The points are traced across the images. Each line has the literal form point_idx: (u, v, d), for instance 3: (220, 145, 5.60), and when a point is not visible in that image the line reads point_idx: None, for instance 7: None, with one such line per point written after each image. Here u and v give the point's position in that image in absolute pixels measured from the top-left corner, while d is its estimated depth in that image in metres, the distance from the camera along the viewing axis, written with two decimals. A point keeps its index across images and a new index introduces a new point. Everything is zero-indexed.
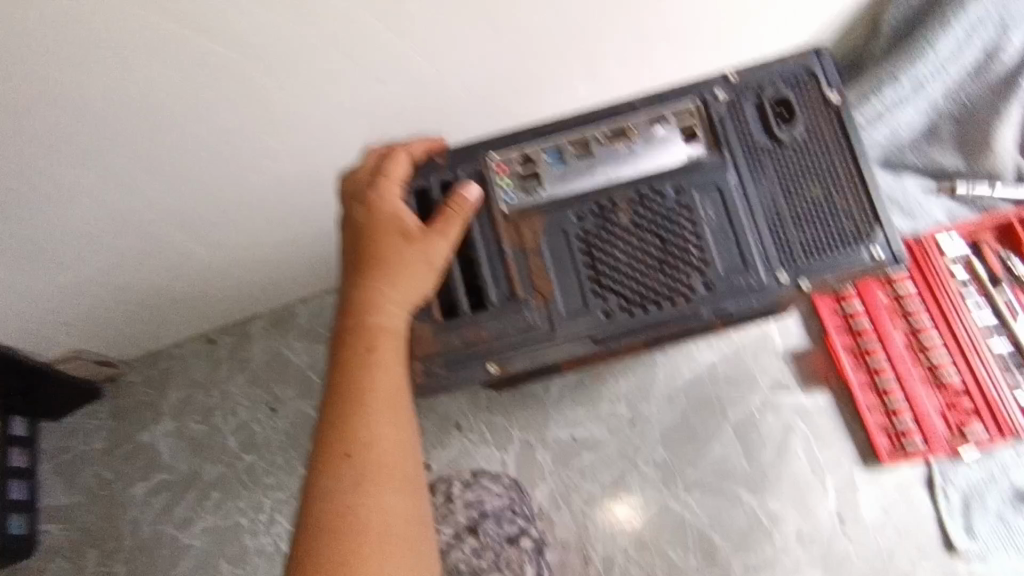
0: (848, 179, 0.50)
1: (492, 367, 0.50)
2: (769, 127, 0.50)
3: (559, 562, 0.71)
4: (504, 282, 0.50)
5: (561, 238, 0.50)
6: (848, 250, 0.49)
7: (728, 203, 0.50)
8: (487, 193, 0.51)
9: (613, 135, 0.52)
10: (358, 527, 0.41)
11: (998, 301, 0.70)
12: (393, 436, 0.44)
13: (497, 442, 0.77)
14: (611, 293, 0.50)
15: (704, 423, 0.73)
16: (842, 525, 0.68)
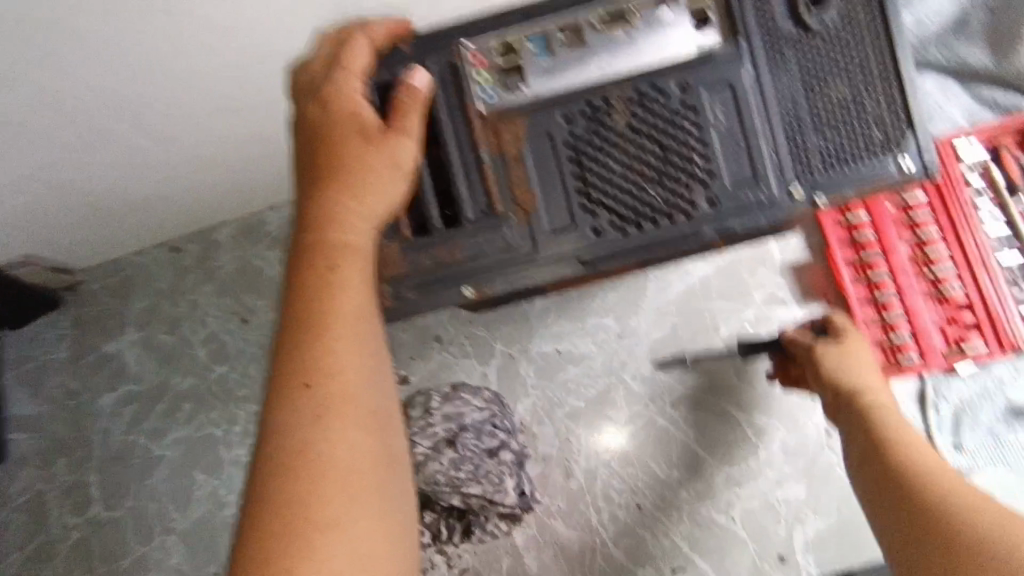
0: (881, 76, 0.43)
1: (468, 293, 0.45)
2: (795, 11, 0.42)
3: (540, 474, 0.70)
4: (483, 196, 0.44)
5: (548, 144, 0.43)
6: (873, 160, 0.43)
7: (742, 104, 0.42)
8: (462, 93, 0.43)
9: (610, 20, 0.43)
10: (320, 466, 0.36)
11: (1011, 210, 0.65)
12: (360, 365, 0.39)
13: (478, 355, 0.74)
14: (603, 208, 0.44)
15: (694, 338, 0.71)
16: (829, 439, 0.66)
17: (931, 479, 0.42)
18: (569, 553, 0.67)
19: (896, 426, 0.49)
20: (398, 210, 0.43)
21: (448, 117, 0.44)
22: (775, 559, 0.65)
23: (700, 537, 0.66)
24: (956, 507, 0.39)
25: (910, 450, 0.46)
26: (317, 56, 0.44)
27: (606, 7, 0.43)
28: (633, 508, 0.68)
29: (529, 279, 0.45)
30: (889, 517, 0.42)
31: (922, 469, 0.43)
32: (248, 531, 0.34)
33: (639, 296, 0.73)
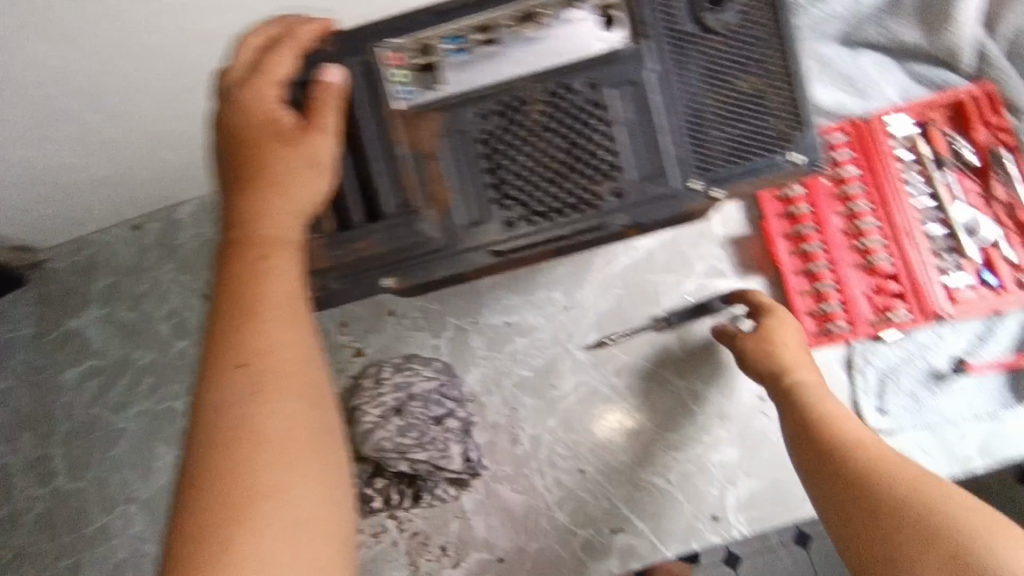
0: (776, 75, 0.44)
1: (389, 283, 0.45)
2: (697, 11, 0.43)
3: (488, 441, 0.72)
4: (401, 190, 0.44)
5: (461, 142, 0.44)
6: (765, 153, 0.44)
7: (647, 101, 0.43)
8: (379, 94, 0.44)
9: (520, 19, 0.43)
10: (257, 440, 0.36)
11: (936, 184, 0.68)
12: (294, 340, 0.39)
13: (431, 328, 0.76)
14: (513, 201, 0.44)
15: (637, 308, 0.73)
16: (762, 403, 0.69)
17: (889, 468, 0.45)
18: (515, 516, 0.70)
19: (841, 417, 0.52)
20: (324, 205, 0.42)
21: (363, 120, 0.44)
22: (708, 518, 0.68)
23: (639, 499, 0.69)
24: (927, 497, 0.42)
25: (860, 442, 0.49)
26: (238, 59, 0.43)
27: (516, 9, 0.43)
28: (576, 472, 0.71)
29: (446, 271, 0.45)
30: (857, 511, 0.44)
31: (882, 459, 0.46)
32: (186, 506, 0.35)
33: (585, 270, 0.75)
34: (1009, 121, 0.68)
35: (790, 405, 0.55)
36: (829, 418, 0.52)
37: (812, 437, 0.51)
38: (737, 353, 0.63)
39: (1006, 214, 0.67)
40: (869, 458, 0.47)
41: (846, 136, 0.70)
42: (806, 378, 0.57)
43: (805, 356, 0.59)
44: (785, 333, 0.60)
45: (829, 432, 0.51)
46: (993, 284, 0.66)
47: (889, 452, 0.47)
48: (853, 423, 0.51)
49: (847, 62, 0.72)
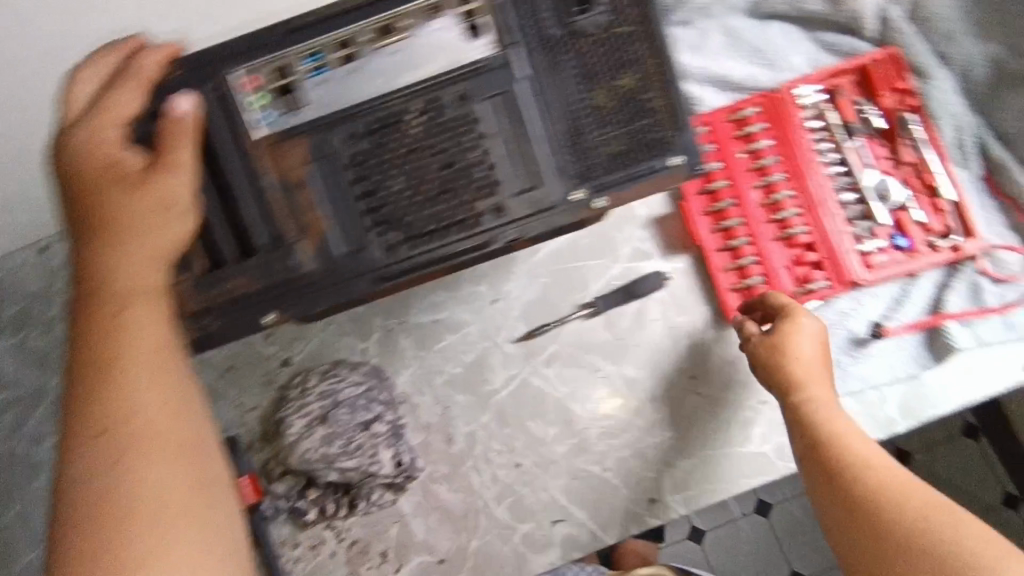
0: (649, 77, 0.44)
1: (270, 318, 0.44)
2: (562, 16, 0.44)
3: (423, 442, 0.71)
4: (271, 222, 0.44)
5: (332, 168, 0.44)
6: (641, 156, 0.45)
7: (518, 111, 0.44)
8: (236, 120, 0.44)
9: (377, 33, 0.44)
10: (124, 510, 0.37)
11: (845, 151, 0.68)
12: (161, 401, 0.40)
13: (359, 331, 0.74)
14: (394, 224, 0.44)
15: (565, 297, 0.72)
16: (692, 383, 0.69)
17: (910, 503, 0.45)
18: (453, 515, 0.69)
19: (854, 440, 0.51)
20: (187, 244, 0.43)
21: (224, 149, 0.43)
22: (646, 502, 0.68)
23: (577, 489, 0.68)
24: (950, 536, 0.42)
25: (879, 472, 0.48)
26: (75, 100, 0.43)
27: (371, 25, 0.43)
28: (513, 466, 0.70)
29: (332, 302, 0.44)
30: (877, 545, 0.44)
31: (903, 493, 0.46)
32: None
33: (511, 261, 0.73)
34: (911, 85, 0.69)
35: (799, 423, 0.54)
36: (843, 442, 0.51)
37: (826, 461, 0.51)
38: (749, 356, 0.61)
39: (913, 177, 0.68)
40: (888, 490, 0.46)
41: (757, 109, 0.69)
42: (817, 393, 0.55)
43: (817, 366, 0.58)
44: (801, 343, 0.58)
45: (844, 459, 0.50)
46: (904, 247, 0.67)
47: (908, 482, 0.47)
48: (867, 446, 0.51)
49: (756, 35, 0.72)
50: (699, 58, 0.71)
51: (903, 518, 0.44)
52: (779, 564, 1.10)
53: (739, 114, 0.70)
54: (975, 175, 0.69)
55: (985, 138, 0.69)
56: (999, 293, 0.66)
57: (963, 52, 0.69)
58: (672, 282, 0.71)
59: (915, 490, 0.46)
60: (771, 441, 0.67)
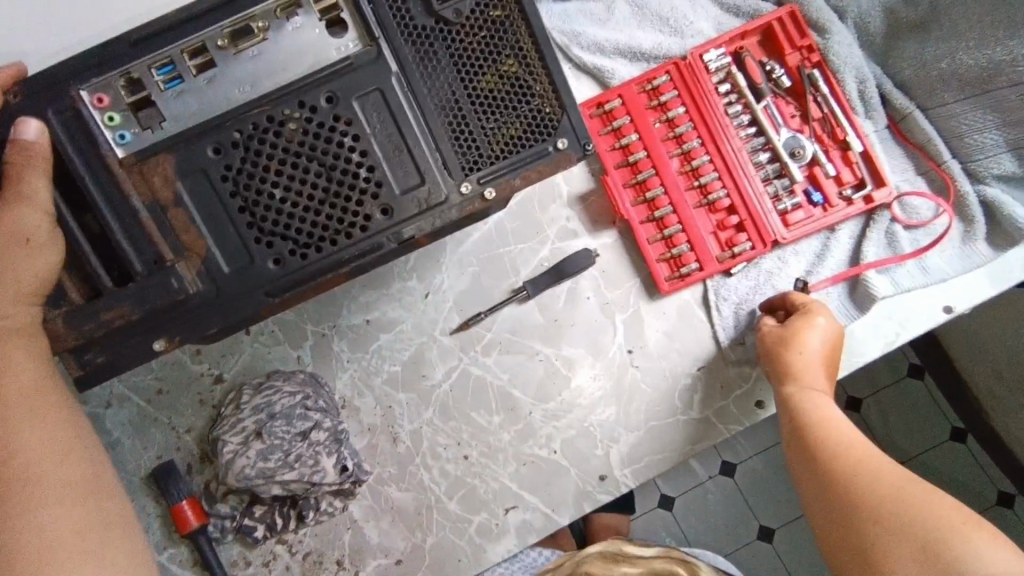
0: (531, 58, 0.40)
1: (160, 346, 0.38)
2: (428, 2, 0.38)
3: (368, 445, 0.70)
4: (147, 246, 0.37)
5: (203, 181, 0.37)
6: (529, 143, 0.41)
7: (395, 109, 0.38)
8: (88, 143, 0.37)
9: (235, 35, 0.37)
10: (6, 550, 0.38)
11: (756, 112, 0.69)
12: (43, 441, 0.40)
13: (290, 340, 0.72)
14: (276, 236, 0.38)
15: (496, 283, 0.71)
16: (630, 357, 0.69)
17: (883, 474, 0.53)
18: (406, 514, 0.68)
19: (838, 424, 0.58)
20: (56, 278, 0.38)
21: (86, 168, 0.37)
22: (596, 479, 0.68)
23: (527, 474, 0.68)
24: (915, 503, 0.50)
25: (859, 451, 0.56)
26: None
27: (228, 24, 0.37)
28: (461, 459, 0.69)
29: (220, 327, 0.39)
30: (845, 508, 0.53)
31: (878, 468, 0.54)
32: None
33: (438, 253, 0.72)
34: (814, 41, 0.69)
35: (790, 411, 0.60)
36: (830, 426, 0.58)
37: (808, 441, 0.58)
38: (761, 334, 0.64)
39: (824, 131, 0.70)
40: (864, 464, 0.54)
41: (668, 77, 0.69)
42: (810, 389, 0.60)
43: (822, 365, 0.61)
44: (808, 341, 0.61)
45: (828, 440, 0.57)
46: (820, 202, 0.69)
47: (883, 459, 0.55)
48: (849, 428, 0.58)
49: (658, 2, 0.71)
50: (604, 31, 0.71)
51: (873, 487, 0.52)
52: (747, 520, 1.11)
53: (651, 84, 0.69)
54: (880, 125, 0.71)
55: (885, 87, 0.71)
56: (912, 238, 0.68)
57: (856, 5, 0.70)
58: (600, 258, 0.70)
59: (891, 467, 0.54)
60: (712, 406, 0.68)
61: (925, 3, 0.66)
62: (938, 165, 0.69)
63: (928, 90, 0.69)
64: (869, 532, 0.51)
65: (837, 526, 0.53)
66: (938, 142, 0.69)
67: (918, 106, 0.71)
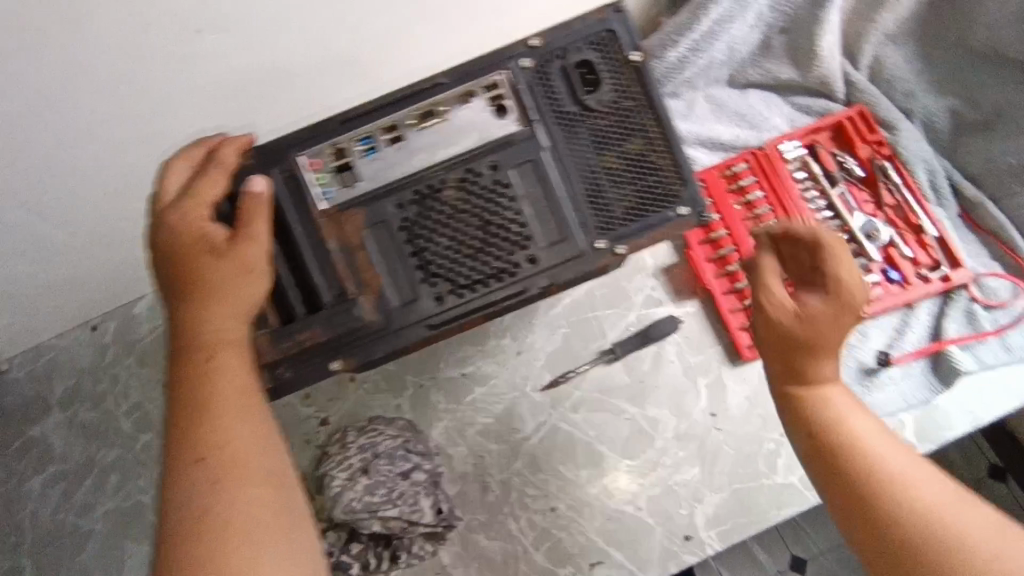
0: (657, 139, 0.47)
1: (337, 365, 0.46)
2: (575, 93, 0.46)
3: (459, 492, 0.74)
4: (335, 281, 0.45)
5: (384, 231, 0.45)
6: (655, 207, 0.47)
7: (545, 177, 0.46)
8: (301, 198, 0.45)
9: (421, 118, 0.46)
10: (222, 524, 0.40)
11: (832, 197, 0.75)
12: (250, 431, 0.43)
13: (391, 389, 0.79)
14: (437, 277, 0.46)
15: (585, 344, 0.78)
16: (713, 419, 0.72)
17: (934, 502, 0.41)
18: (493, 564, 0.71)
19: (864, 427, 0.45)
20: (261, 305, 0.44)
21: (296, 217, 0.45)
22: (681, 538, 0.69)
23: (612, 530, 0.70)
24: (977, 562, 0.38)
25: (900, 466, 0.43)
26: (167, 184, 0.45)
27: (417, 108, 0.46)
28: (548, 511, 0.72)
29: (385, 353, 0.46)
30: (882, 550, 0.41)
31: (922, 496, 0.41)
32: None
33: (531, 316, 0.79)
34: (883, 137, 0.76)
35: (806, 417, 0.47)
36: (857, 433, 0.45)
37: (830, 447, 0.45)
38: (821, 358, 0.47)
39: (897, 217, 0.75)
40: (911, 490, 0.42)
41: (747, 165, 0.78)
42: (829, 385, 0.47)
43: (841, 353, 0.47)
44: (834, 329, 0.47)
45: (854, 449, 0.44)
46: (898, 280, 0.72)
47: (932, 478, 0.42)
48: (885, 441, 0.44)
49: (736, 101, 0.81)
50: (687, 124, 0.80)
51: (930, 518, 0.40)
52: None
53: (731, 170, 0.78)
54: (954, 214, 0.76)
55: (955, 179, 0.76)
56: (992, 318, 0.71)
57: (924, 106, 0.77)
58: (683, 325, 0.76)
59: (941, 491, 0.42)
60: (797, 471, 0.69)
61: (987, 104, 0.74)
62: (1014, 252, 0.73)
63: (998, 182, 0.74)
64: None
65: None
66: (1011, 230, 0.73)
67: (989, 196, 0.75)
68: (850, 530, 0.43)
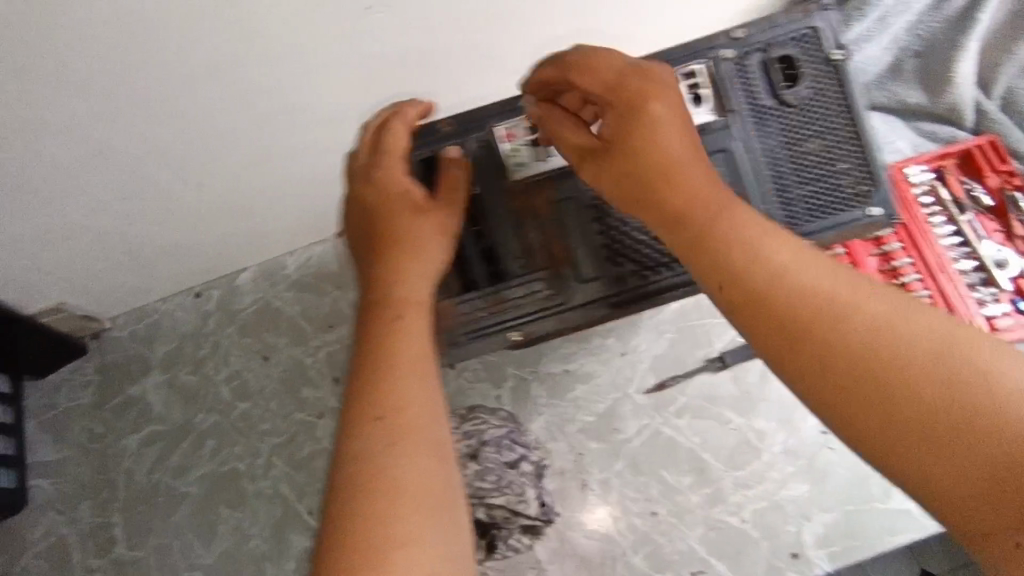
0: (852, 140, 0.45)
1: (514, 337, 0.47)
2: (774, 88, 0.45)
3: (559, 487, 0.73)
4: (522, 253, 0.46)
5: (574, 208, 0.46)
6: (845, 209, 0.45)
7: (738, 168, 0.45)
8: (496, 168, 0.47)
9: None
10: (392, 488, 0.38)
11: (960, 224, 0.74)
12: (424, 397, 0.41)
13: (492, 378, 0.78)
14: (622, 257, 0.46)
15: (690, 351, 0.77)
16: (825, 437, 0.71)
17: (892, 348, 0.30)
18: (590, 563, 0.70)
19: (776, 264, 0.34)
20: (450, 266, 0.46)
21: (487, 189, 0.47)
22: (788, 555, 0.68)
23: (715, 539, 0.69)
24: (951, 390, 0.29)
25: (829, 305, 0.32)
26: (366, 143, 0.47)
27: None
28: (649, 514, 0.71)
29: (563, 328, 0.46)
30: (858, 420, 0.30)
31: (866, 327, 0.31)
32: (323, 549, 0.37)
33: (637, 319, 0.79)
34: (1016, 168, 0.75)
35: (716, 268, 0.36)
36: (775, 274, 0.34)
37: (757, 305, 0.34)
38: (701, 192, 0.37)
39: None
40: (861, 337, 0.31)
41: None
42: (713, 216, 0.37)
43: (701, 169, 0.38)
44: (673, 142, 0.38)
45: (780, 298, 0.33)
46: None
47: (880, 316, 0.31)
48: (812, 270, 0.34)
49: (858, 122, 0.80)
50: None
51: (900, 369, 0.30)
52: None
53: None
54: None
55: None
56: None
57: None
58: None
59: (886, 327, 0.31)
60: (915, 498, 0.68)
61: None
62: None
63: None
64: (901, 450, 0.29)
65: (862, 442, 0.30)
66: None
67: None
68: (801, 390, 0.33)
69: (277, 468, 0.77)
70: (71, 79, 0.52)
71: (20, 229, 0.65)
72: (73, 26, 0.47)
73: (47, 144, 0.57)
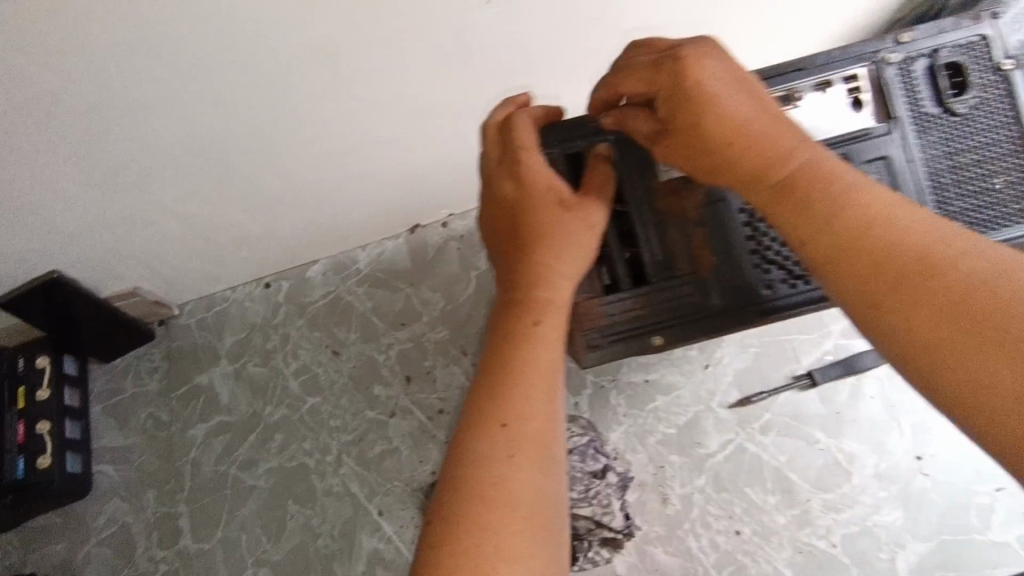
0: (1014, 153, 0.45)
1: (656, 341, 0.47)
2: (939, 96, 0.45)
3: (638, 499, 0.72)
4: (668, 256, 0.46)
5: (724, 210, 0.45)
6: (1009, 221, 0.44)
7: (897, 176, 0.45)
8: (644, 166, 0.46)
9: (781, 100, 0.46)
10: (510, 500, 0.36)
11: None
12: (548, 411, 0.40)
13: (570, 385, 0.76)
14: (772, 264, 0.45)
15: (775, 367, 0.74)
16: (919, 464, 0.69)
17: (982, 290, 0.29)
18: None
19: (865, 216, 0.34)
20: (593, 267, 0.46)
21: (632, 187, 0.46)
22: None
23: (802, 564, 0.67)
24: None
25: (919, 253, 0.32)
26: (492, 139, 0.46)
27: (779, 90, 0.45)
28: (732, 534, 0.69)
29: (706, 334, 0.46)
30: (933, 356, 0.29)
31: (965, 273, 0.30)
32: (426, 542, 0.36)
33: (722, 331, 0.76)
34: None
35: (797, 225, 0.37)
36: (859, 225, 0.34)
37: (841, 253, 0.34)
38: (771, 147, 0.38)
39: None
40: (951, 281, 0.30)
41: None
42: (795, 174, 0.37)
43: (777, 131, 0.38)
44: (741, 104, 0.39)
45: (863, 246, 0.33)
46: None
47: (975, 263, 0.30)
48: (908, 224, 0.33)
49: None
50: None
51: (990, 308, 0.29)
52: None
53: None
54: None
55: None
56: None
57: None
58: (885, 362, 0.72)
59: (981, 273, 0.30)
60: (1014, 532, 0.65)
61: None
62: None
63: None
64: (989, 390, 0.27)
65: (942, 390, 0.29)
66: None
67: None
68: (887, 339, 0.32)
69: (348, 466, 0.75)
70: (185, 87, 0.50)
71: (112, 219, 0.65)
72: (203, 32, 0.45)
73: (156, 140, 0.55)
